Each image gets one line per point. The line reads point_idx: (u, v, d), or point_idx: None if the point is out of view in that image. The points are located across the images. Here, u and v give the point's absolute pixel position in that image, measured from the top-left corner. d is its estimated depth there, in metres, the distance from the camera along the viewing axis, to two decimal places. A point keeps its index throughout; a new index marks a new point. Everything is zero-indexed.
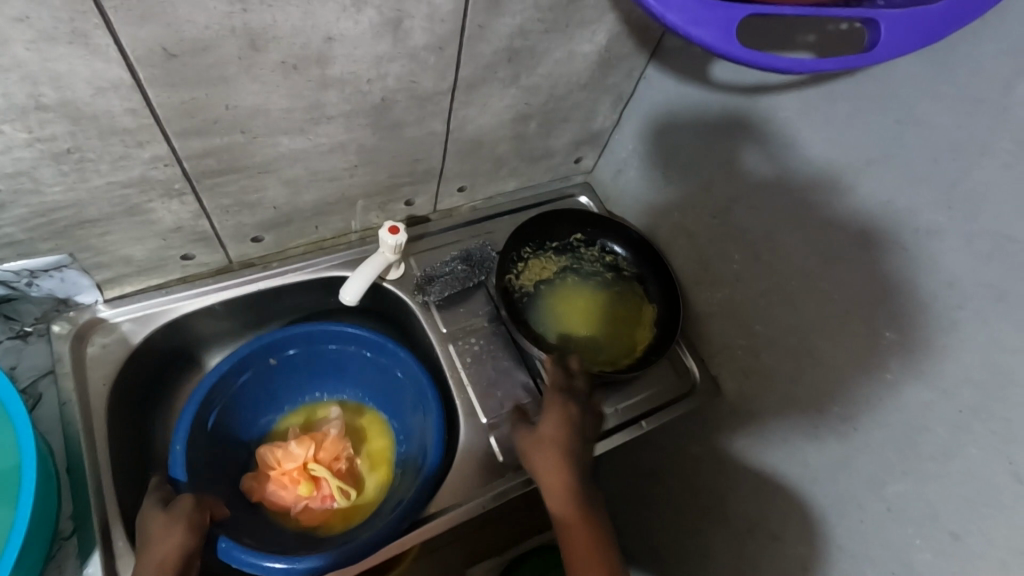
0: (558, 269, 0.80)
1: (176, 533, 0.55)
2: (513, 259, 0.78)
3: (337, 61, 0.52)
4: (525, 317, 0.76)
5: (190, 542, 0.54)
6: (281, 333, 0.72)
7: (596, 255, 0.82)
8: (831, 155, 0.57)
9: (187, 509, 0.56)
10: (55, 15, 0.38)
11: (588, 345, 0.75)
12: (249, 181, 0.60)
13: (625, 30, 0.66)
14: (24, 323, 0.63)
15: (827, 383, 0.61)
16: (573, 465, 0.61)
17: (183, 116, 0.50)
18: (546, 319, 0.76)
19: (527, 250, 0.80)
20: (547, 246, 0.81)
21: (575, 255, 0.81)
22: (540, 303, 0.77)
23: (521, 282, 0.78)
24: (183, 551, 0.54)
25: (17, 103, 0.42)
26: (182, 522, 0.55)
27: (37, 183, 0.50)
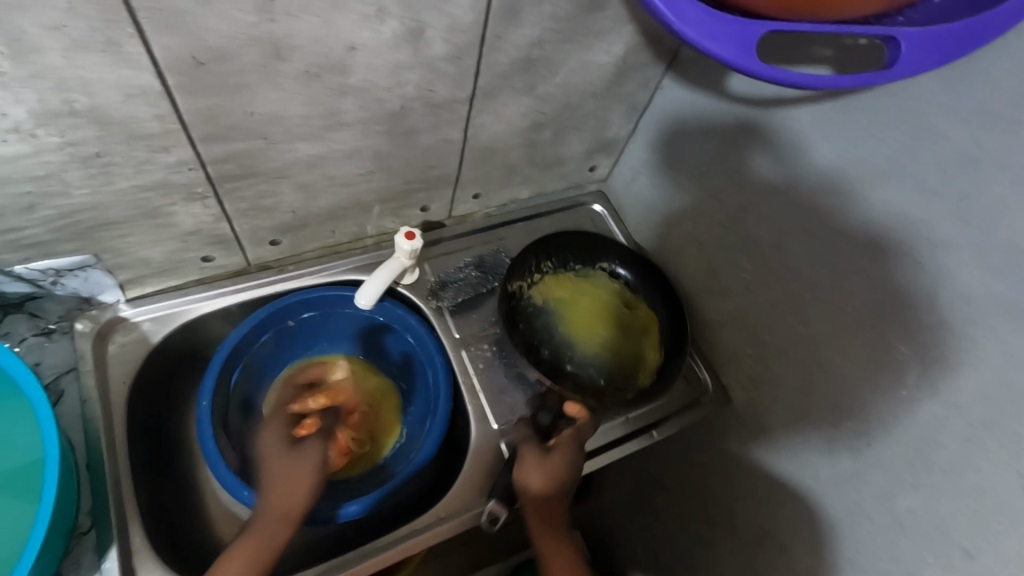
0: (580, 285, 0.79)
1: (305, 475, 0.59)
2: (531, 269, 0.77)
3: (357, 70, 0.53)
4: (533, 329, 0.74)
5: (312, 495, 0.59)
6: (296, 296, 0.72)
7: (615, 287, 0.80)
8: (848, 167, 0.56)
9: (321, 465, 0.60)
10: (90, 24, 0.40)
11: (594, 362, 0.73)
12: (269, 185, 0.62)
13: (640, 41, 0.66)
14: (48, 321, 0.65)
15: (840, 396, 0.61)
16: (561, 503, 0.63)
17: (207, 122, 0.51)
18: (555, 332, 0.75)
19: (547, 264, 0.78)
20: (569, 266, 0.80)
21: (595, 283, 0.80)
22: (551, 317, 0.76)
23: (532, 293, 0.77)
24: (309, 494, 0.59)
25: (50, 108, 0.44)
26: (313, 464, 0.60)
27: (66, 186, 0.51)
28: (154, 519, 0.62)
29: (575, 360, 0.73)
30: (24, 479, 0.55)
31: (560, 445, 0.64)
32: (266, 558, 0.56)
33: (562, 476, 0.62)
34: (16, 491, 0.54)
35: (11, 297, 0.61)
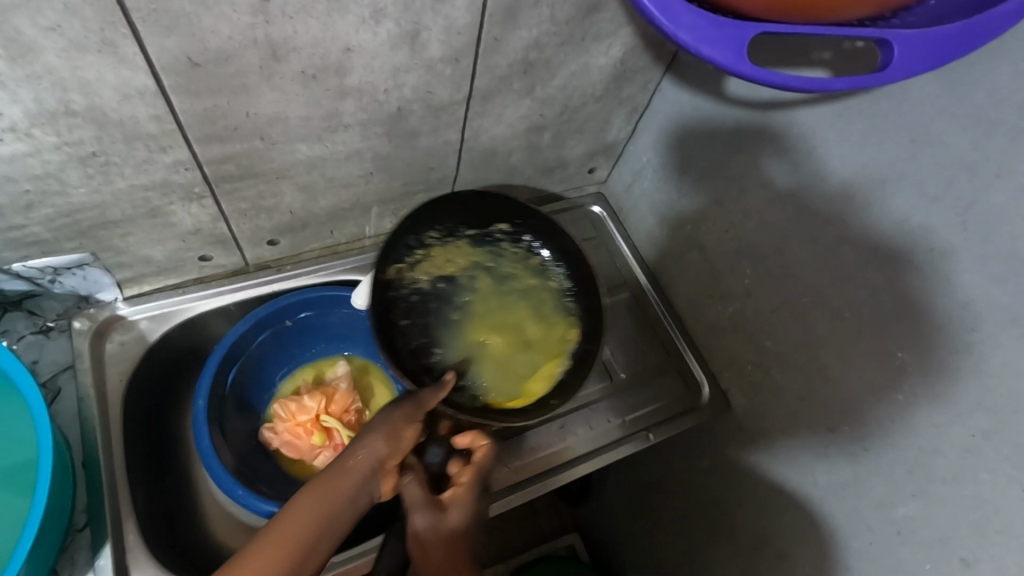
0: (470, 257, 0.70)
1: (379, 439, 0.51)
2: (411, 245, 0.68)
3: (354, 72, 0.53)
4: (418, 324, 0.66)
5: (388, 455, 0.51)
6: (294, 296, 0.73)
7: (519, 254, 0.71)
8: (853, 172, 0.56)
9: (411, 429, 0.53)
10: (86, 25, 0.40)
11: (495, 361, 0.66)
12: (267, 186, 0.62)
13: (640, 44, 0.66)
14: (47, 318, 0.65)
15: (838, 402, 0.60)
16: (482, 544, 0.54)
17: (204, 123, 0.51)
18: (450, 326, 0.67)
19: (432, 235, 0.69)
20: (461, 233, 0.70)
21: (494, 250, 0.71)
22: (443, 308, 0.68)
23: (415, 275, 0.69)
24: (375, 462, 0.50)
25: (47, 108, 0.44)
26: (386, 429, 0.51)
27: (64, 185, 0.51)
28: (151, 517, 0.62)
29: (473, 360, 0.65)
30: (18, 477, 0.54)
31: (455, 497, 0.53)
32: (315, 519, 0.45)
33: (476, 514, 0.54)
34: (11, 488, 0.54)
35: (10, 295, 0.61)
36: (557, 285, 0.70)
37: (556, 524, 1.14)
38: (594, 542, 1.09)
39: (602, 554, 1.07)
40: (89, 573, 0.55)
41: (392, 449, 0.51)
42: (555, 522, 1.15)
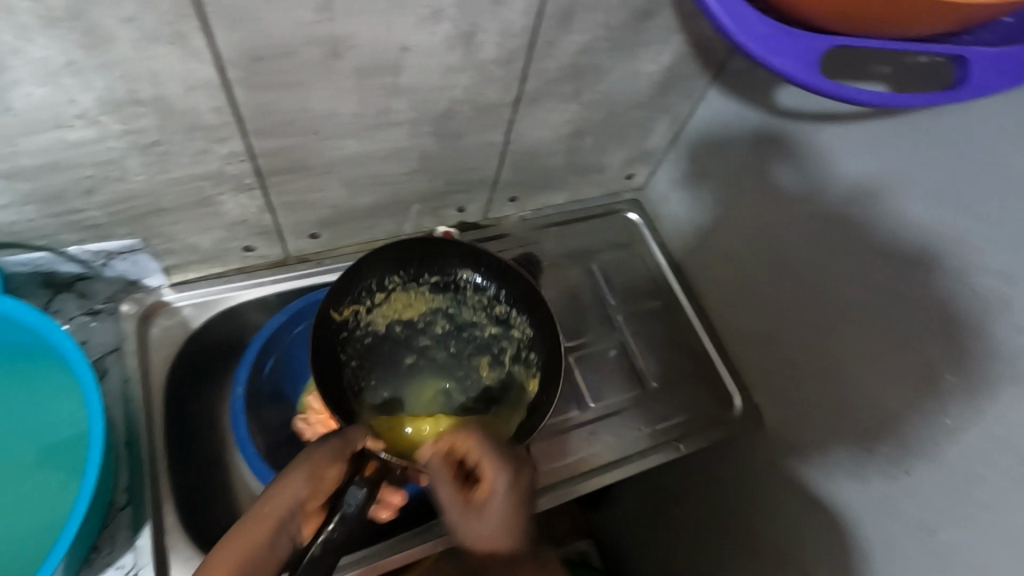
0: (427, 304, 0.70)
1: (297, 480, 0.47)
2: (370, 288, 0.66)
3: (409, 71, 0.53)
4: (371, 367, 0.67)
5: (306, 497, 0.47)
6: None
7: (481, 302, 0.69)
8: (883, 180, 0.56)
9: (335, 462, 0.49)
10: (162, 17, 0.41)
11: (444, 411, 0.67)
12: (314, 180, 0.63)
13: (689, 52, 0.66)
14: (96, 301, 0.67)
15: (879, 422, 0.59)
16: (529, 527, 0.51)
17: (261, 116, 0.52)
18: (402, 371, 0.68)
19: (393, 280, 0.67)
20: (423, 279, 0.69)
21: (456, 297, 0.70)
22: (397, 351, 0.69)
23: (371, 318, 0.67)
24: (290, 505, 0.47)
25: (117, 97, 0.45)
26: (304, 469, 0.48)
27: (124, 172, 0.53)
28: (189, 500, 0.63)
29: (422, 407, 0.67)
30: (67, 454, 0.56)
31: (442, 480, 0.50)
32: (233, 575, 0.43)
33: (521, 493, 0.49)
34: (60, 464, 0.56)
35: (64, 276, 0.63)
36: (517, 335, 0.68)
37: (570, 529, 1.14)
38: (608, 550, 1.08)
39: (615, 562, 1.06)
40: (128, 553, 0.57)
41: (314, 488, 0.48)
42: (569, 527, 1.14)
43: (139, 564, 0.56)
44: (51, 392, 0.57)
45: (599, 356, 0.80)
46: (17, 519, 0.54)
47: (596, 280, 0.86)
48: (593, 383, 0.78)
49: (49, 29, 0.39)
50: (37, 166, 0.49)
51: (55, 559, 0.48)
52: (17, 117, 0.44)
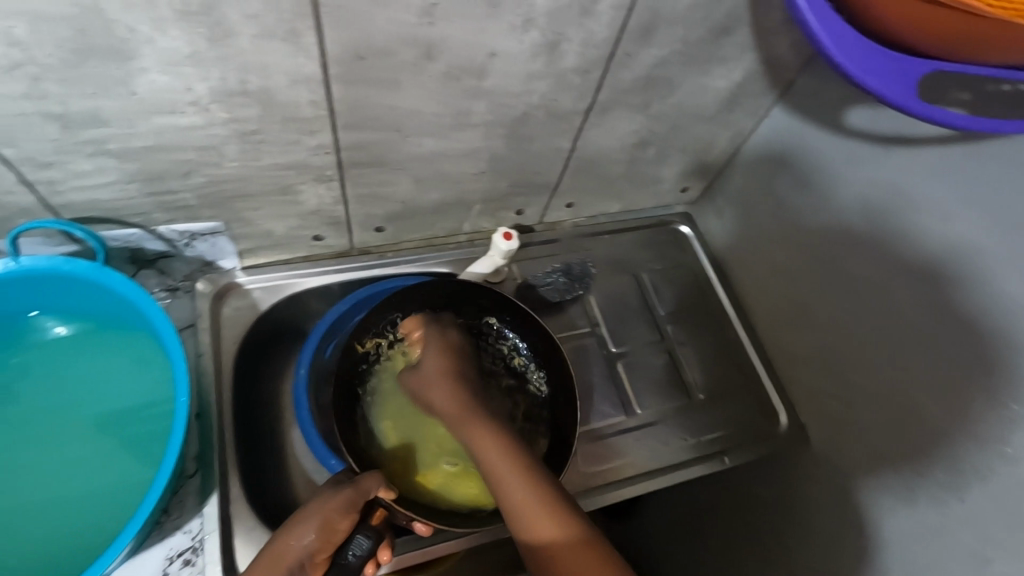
0: None
1: (309, 530, 0.56)
2: (398, 323, 0.73)
3: (493, 75, 0.56)
4: (384, 401, 0.73)
5: (317, 545, 0.56)
6: (393, 282, 0.76)
7: (502, 351, 0.76)
8: (955, 203, 0.56)
9: (344, 515, 0.57)
10: (281, 15, 0.44)
11: (448, 452, 0.70)
12: (388, 175, 0.65)
13: (759, 70, 0.67)
14: (174, 279, 0.71)
15: (936, 448, 0.59)
16: (483, 409, 0.63)
17: (352, 111, 0.55)
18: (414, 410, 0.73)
19: (419, 316, 0.74)
20: (449, 320, 0.75)
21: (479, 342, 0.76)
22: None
23: (394, 351, 0.74)
24: (305, 549, 0.55)
25: (228, 87, 0.49)
26: (316, 520, 0.56)
27: (221, 158, 0.56)
28: (249, 474, 0.66)
29: (429, 447, 0.71)
30: (151, 420, 0.60)
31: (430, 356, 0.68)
32: None
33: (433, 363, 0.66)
34: (146, 428, 0.60)
35: (148, 253, 0.66)
36: (531, 390, 0.74)
37: None
38: None
39: None
40: (196, 518, 0.60)
41: (324, 538, 0.57)
42: None
43: (205, 530, 0.59)
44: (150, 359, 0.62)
45: (646, 364, 0.80)
46: (106, 474, 0.58)
47: (645, 289, 0.85)
48: (640, 390, 0.78)
49: (181, 22, 0.42)
50: (146, 147, 0.52)
51: (138, 522, 0.50)
52: (138, 101, 0.47)
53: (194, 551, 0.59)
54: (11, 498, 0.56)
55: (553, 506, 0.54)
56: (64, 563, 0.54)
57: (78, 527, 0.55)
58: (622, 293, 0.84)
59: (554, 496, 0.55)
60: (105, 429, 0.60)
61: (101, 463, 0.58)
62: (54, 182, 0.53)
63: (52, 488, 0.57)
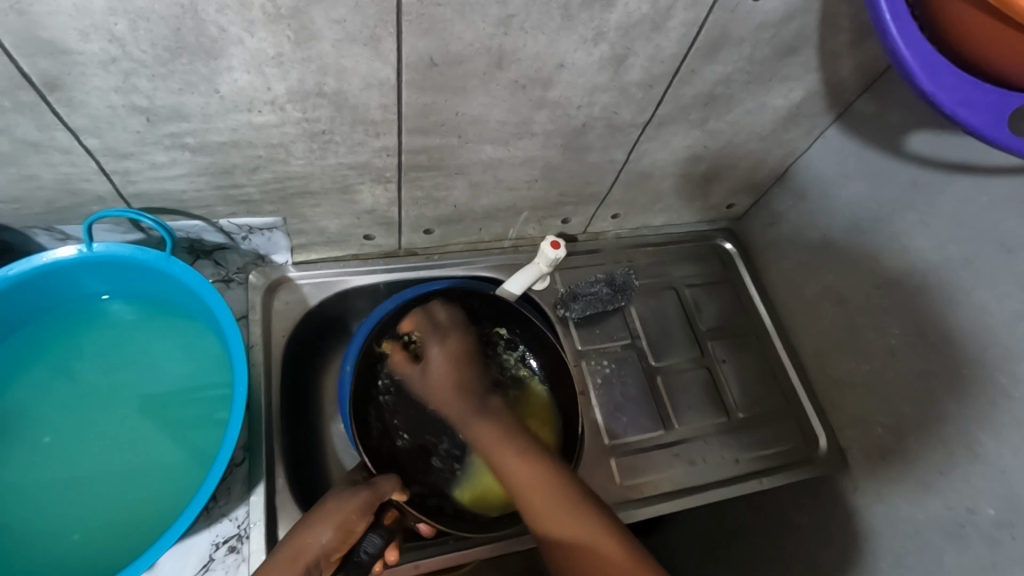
0: None
1: (328, 528, 0.55)
2: None
3: (559, 86, 0.56)
4: (398, 403, 0.74)
5: (334, 545, 0.55)
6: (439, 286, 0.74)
7: (511, 360, 0.78)
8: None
9: (359, 513, 0.57)
10: (364, 21, 0.45)
11: (457, 457, 0.72)
12: (444, 179, 0.66)
13: (820, 91, 0.66)
14: (229, 271, 0.72)
15: (991, 486, 0.57)
16: (487, 411, 0.67)
17: (419, 116, 0.56)
18: (426, 415, 0.74)
19: None
20: None
21: (489, 350, 0.77)
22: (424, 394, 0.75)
23: None
24: (323, 547, 0.54)
25: (305, 88, 0.50)
26: (337, 518, 0.55)
27: (288, 156, 0.57)
28: (290, 464, 0.67)
29: (439, 453, 0.73)
30: (210, 407, 0.62)
31: (433, 366, 0.70)
32: None
33: (444, 363, 0.70)
34: (205, 415, 0.62)
35: (206, 245, 0.68)
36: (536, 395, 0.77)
37: None
38: None
39: None
40: (242, 506, 0.61)
41: (340, 538, 0.55)
42: None
43: (250, 519, 0.60)
44: (212, 349, 0.64)
45: (685, 380, 0.80)
46: (163, 456, 0.60)
47: (687, 305, 0.85)
48: (678, 405, 0.78)
49: (271, 25, 0.44)
50: (221, 142, 0.54)
51: (192, 510, 0.51)
52: (220, 99, 0.49)
53: (240, 538, 0.60)
54: (67, 479, 0.58)
55: (564, 502, 0.55)
56: (117, 545, 0.55)
57: (132, 508, 0.57)
58: (664, 307, 0.84)
59: (569, 496, 0.56)
60: (160, 412, 0.62)
61: (153, 449, 0.60)
62: (128, 172, 0.55)
63: (107, 471, 0.59)
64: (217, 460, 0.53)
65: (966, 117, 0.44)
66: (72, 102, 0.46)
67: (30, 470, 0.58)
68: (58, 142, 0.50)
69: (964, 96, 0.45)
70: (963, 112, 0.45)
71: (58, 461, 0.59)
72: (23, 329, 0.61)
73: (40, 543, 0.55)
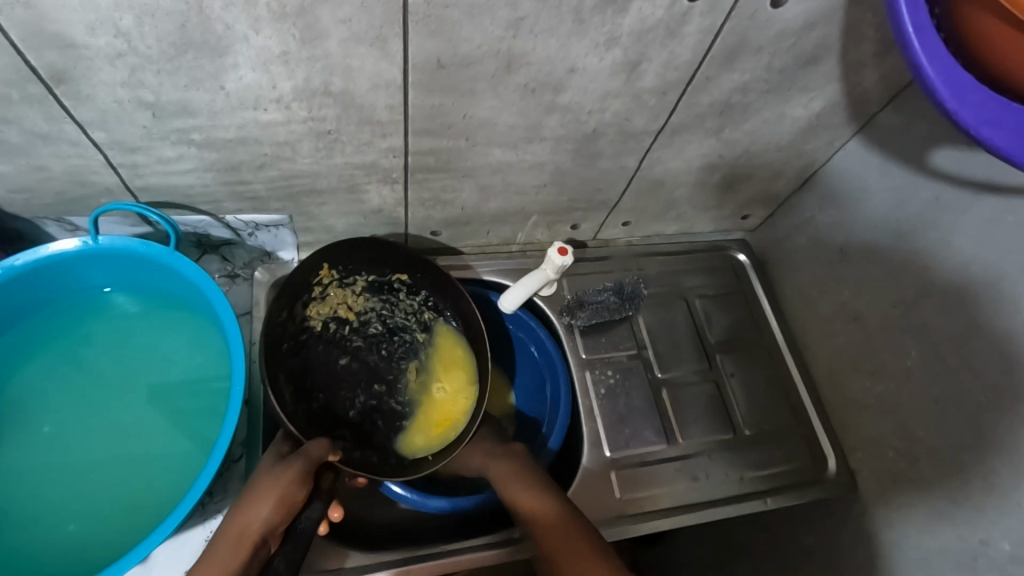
0: (362, 306, 0.71)
1: (266, 504, 0.53)
2: (313, 281, 0.68)
3: (570, 90, 0.55)
4: (307, 364, 0.67)
5: (278, 519, 0.54)
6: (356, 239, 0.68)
7: (413, 306, 0.72)
8: None
9: (300, 485, 0.55)
10: (371, 21, 0.44)
11: (376, 410, 0.67)
12: (452, 181, 0.66)
13: (842, 102, 0.64)
14: (235, 266, 0.72)
15: (1008, 520, 0.55)
16: (495, 444, 0.68)
17: (426, 118, 0.55)
18: (336, 370, 0.68)
19: (332, 273, 0.69)
20: (358, 280, 0.71)
21: (390, 300, 0.72)
22: (331, 350, 0.68)
23: (311, 313, 0.69)
24: (267, 523, 0.53)
25: (311, 87, 0.49)
26: (275, 493, 0.54)
27: (295, 154, 0.57)
28: None
29: (357, 406, 0.67)
30: (209, 401, 0.62)
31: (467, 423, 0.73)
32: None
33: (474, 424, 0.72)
34: (203, 410, 0.62)
35: (214, 241, 0.68)
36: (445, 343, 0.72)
37: None
38: None
39: None
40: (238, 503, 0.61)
41: (282, 512, 0.54)
42: None
43: None
44: (214, 343, 0.64)
45: (691, 393, 0.78)
46: (160, 449, 0.60)
47: (696, 316, 0.83)
48: (683, 418, 0.76)
49: (276, 23, 0.43)
50: (227, 139, 0.54)
51: (190, 502, 0.51)
52: (225, 96, 0.49)
53: None
54: (73, 465, 0.59)
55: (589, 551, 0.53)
56: (111, 536, 0.56)
57: (128, 499, 0.57)
58: (673, 318, 0.83)
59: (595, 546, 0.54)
60: (159, 405, 0.62)
61: (152, 442, 0.60)
62: (136, 166, 0.55)
63: (105, 461, 0.59)
64: (212, 456, 0.53)
65: (989, 137, 0.42)
66: (79, 96, 0.46)
67: (31, 457, 0.58)
68: (66, 134, 0.50)
69: (989, 115, 0.43)
70: (988, 131, 0.43)
71: (58, 449, 0.59)
72: (39, 316, 0.63)
73: (38, 530, 0.56)
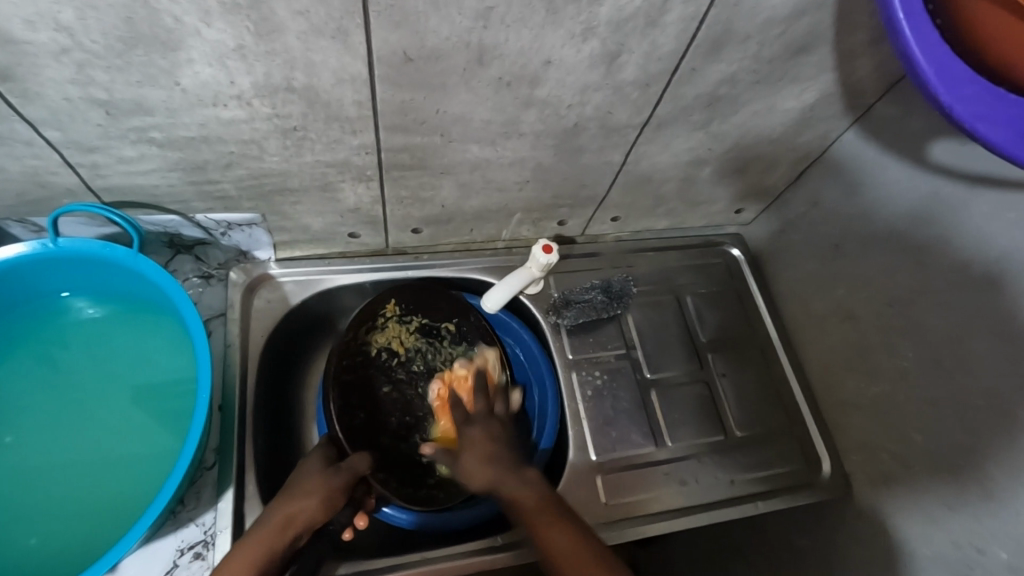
0: (410, 346, 0.75)
1: (313, 499, 0.57)
2: (376, 311, 0.73)
3: (548, 83, 0.53)
4: (355, 388, 0.71)
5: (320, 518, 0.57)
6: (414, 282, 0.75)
7: (453, 354, 0.75)
8: None
9: (342, 492, 0.60)
10: (329, 12, 0.42)
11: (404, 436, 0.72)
12: (430, 178, 0.63)
13: (836, 92, 0.61)
14: (209, 266, 0.69)
15: (1002, 528, 0.53)
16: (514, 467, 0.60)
17: (396, 114, 0.53)
18: (378, 397, 0.72)
19: (393, 309, 0.74)
20: (414, 319, 0.75)
21: (434, 343, 0.76)
22: (377, 377, 0.73)
23: (368, 339, 0.73)
24: (312, 520, 0.56)
25: (272, 82, 0.47)
26: (320, 494, 0.58)
27: (262, 152, 0.55)
28: (263, 474, 0.65)
29: (388, 432, 0.72)
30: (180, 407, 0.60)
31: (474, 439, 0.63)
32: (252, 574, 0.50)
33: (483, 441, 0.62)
34: (174, 415, 0.60)
35: (186, 240, 0.67)
36: None
37: None
38: None
39: None
40: (210, 512, 0.59)
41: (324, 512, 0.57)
42: None
43: (218, 525, 0.59)
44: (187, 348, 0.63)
45: (682, 394, 0.76)
46: (129, 456, 0.58)
47: (687, 313, 0.81)
48: (673, 420, 0.74)
49: (228, 15, 0.41)
50: (189, 138, 0.51)
51: (154, 512, 0.49)
52: (181, 92, 0.46)
53: (206, 545, 0.58)
54: (45, 469, 0.57)
55: None
56: (76, 546, 0.54)
57: (95, 507, 0.56)
58: (663, 317, 0.80)
59: None
60: (130, 411, 0.60)
61: (121, 449, 0.59)
62: (96, 167, 0.53)
63: (71, 470, 0.58)
64: (177, 465, 0.52)
65: (983, 132, 0.40)
66: (27, 94, 0.44)
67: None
68: (18, 134, 0.48)
69: (982, 108, 0.40)
70: (981, 125, 0.40)
71: (24, 456, 0.58)
72: (12, 316, 0.61)
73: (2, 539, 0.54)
